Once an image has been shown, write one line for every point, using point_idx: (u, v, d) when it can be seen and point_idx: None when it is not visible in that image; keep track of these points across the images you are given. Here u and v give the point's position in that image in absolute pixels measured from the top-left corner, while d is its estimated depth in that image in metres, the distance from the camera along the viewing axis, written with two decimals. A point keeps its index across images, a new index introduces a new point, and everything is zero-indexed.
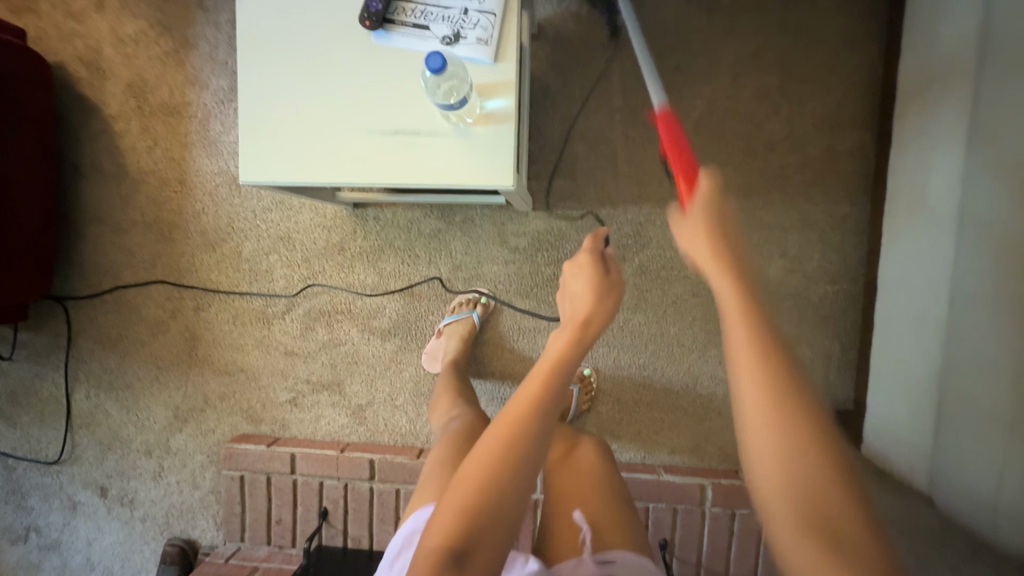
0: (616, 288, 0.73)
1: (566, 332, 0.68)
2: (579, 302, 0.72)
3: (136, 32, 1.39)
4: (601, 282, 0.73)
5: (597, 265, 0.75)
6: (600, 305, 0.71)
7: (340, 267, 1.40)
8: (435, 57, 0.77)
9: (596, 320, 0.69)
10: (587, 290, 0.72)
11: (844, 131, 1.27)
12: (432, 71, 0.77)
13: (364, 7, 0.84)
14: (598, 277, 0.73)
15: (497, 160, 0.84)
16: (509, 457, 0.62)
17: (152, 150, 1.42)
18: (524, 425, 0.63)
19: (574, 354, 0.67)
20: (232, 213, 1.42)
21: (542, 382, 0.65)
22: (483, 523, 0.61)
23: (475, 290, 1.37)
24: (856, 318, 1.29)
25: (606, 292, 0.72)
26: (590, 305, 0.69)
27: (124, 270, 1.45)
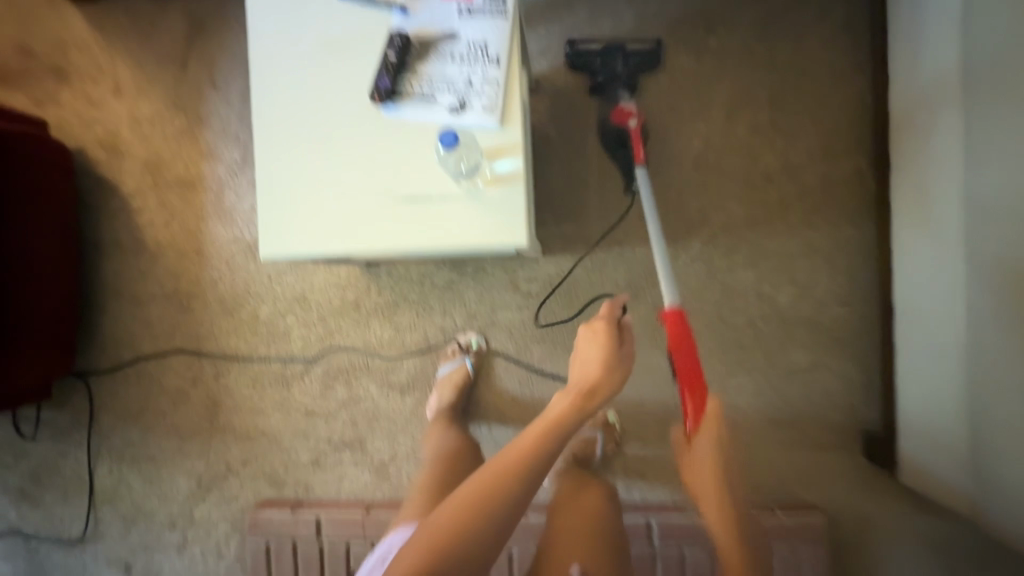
0: (621, 357, 0.97)
1: (573, 393, 0.93)
2: (589, 368, 0.96)
3: (152, 113, 1.46)
4: (611, 354, 0.96)
5: (609, 334, 0.99)
6: (606, 373, 0.95)
7: (357, 324, 1.42)
8: (448, 133, 0.81)
9: (601, 384, 0.94)
10: (598, 360, 0.96)
11: (839, 157, 1.30)
12: (446, 147, 0.82)
13: (374, 85, 0.88)
14: (608, 350, 0.97)
15: (510, 219, 0.88)
16: (514, 474, 0.82)
17: (169, 223, 1.46)
18: (529, 455, 0.84)
19: (574, 411, 0.91)
20: (249, 279, 1.45)
21: (544, 426, 0.88)
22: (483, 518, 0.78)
23: (466, 334, 1.40)
24: (875, 340, 1.28)
25: (613, 365, 0.96)
26: (597, 374, 0.94)
27: (144, 341, 1.47)
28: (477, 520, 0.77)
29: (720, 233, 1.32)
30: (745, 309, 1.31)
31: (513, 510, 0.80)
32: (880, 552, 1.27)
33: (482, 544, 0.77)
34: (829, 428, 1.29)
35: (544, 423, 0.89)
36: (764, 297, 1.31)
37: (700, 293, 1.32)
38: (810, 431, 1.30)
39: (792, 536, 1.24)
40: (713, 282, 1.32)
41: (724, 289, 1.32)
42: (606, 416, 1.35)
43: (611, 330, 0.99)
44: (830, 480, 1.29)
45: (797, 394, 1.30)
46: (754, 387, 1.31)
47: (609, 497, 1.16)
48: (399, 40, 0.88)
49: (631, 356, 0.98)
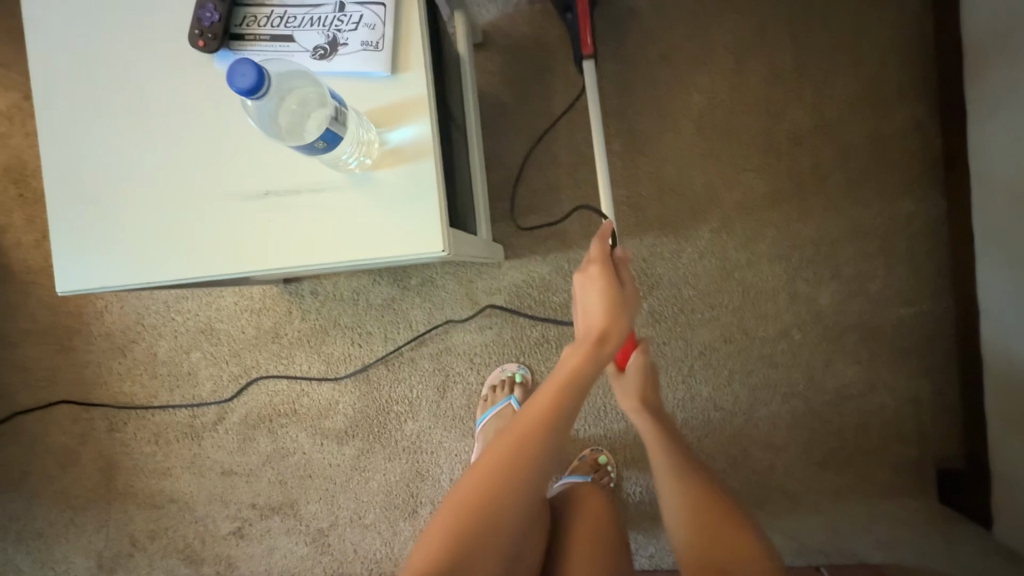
0: (630, 306, 0.65)
1: (575, 351, 0.63)
2: (592, 316, 0.65)
3: (9, 107, 1.16)
4: (615, 298, 0.64)
5: (608, 277, 0.66)
6: (616, 321, 0.64)
7: (278, 358, 1.12)
8: (260, 77, 0.48)
9: (610, 345, 0.63)
10: (602, 304, 0.64)
11: (890, 108, 0.98)
12: (241, 92, 0.48)
13: (196, 21, 0.59)
14: (612, 291, 0.65)
15: (415, 219, 0.57)
16: (507, 487, 0.56)
17: (39, 243, 1.16)
18: (527, 453, 0.57)
19: (582, 376, 0.61)
20: (142, 309, 1.15)
21: (548, 401, 0.60)
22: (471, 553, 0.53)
23: (415, 365, 1.09)
24: (949, 348, 0.96)
25: (622, 307, 0.65)
26: (603, 323, 0.63)
27: (20, 392, 1.18)
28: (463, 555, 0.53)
29: (735, 218, 1.00)
30: (773, 316, 1.00)
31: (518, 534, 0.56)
32: None
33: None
34: (892, 467, 0.98)
35: (546, 396, 0.61)
36: (797, 298, 0.99)
37: (713, 297, 1.01)
38: (867, 472, 0.99)
39: None
40: (728, 282, 1.01)
41: (744, 290, 1.00)
42: (596, 456, 1.03)
43: (610, 275, 0.66)
44: (897, 535, 0.98)
45: (848, 423, 0.99)
46: (790, 417, 1.00)
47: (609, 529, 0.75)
48: None
49: (639, 295, 0.66)
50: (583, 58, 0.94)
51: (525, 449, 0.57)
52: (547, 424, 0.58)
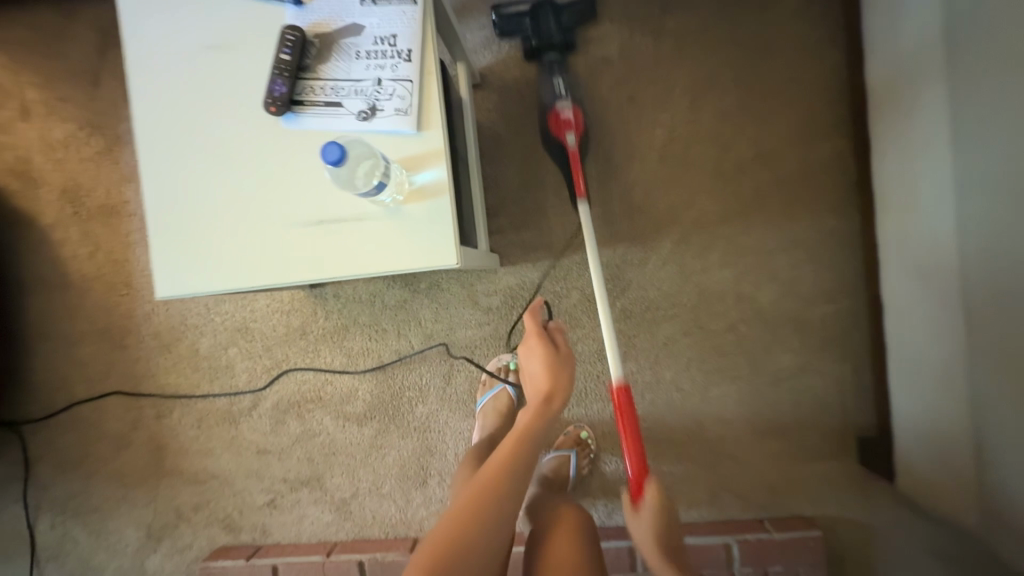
0: (567, 367, 0.91)
1: (528, 408, 0.88)
2: (537, 378, 0.91)
3: (65, 136, 1.33)
4: (552, 360, 0.91)
5: (546, 346, 0.93)
6: (555, 380, 0.90)
7: (305, 352, 1.31)
8: (336, 147, 0.68)
9: (556, 402, 0.89)
10: (543, 368, 0.90)
11: (816, 140, 1.19)
12: (330, 163, 0.68)
13: (268, 92, 0.76)
14: (550, 355, 0.92)
15: (435, 240, 0.76)
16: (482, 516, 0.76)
17: (94, 255, 1.33)
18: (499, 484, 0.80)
19: (534, 424, 0.86)
20: (185, 312, 1.32)
21: (511, 446, 0.84)
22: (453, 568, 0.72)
23: (428, 355, 1.28)
24: (865, 337, 1.17)
25: (560, 368, 0.91)
26: (546, 382, 0.89)
27: (77, 384, 1.35)
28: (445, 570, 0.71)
29: (692, 231, 1.21)
30: (723, 312, 1.20)
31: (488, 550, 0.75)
32: (884, 566, 1.17)
33: None
34: (820, 434, 1.19)
35: (509, 442, 0.85)
36: (743, 297, 1.20)
37: (674, 297, 1.21)
38: (800, 440, 1.20)
39: (784, 554, 1.14)
40: (686, 284, 1.21)
41: (699, 291, 1.21)
42: (577, 432, 1.25)
43: (547, 343, 0.93)
44: (824, 490, 1.19)
45: (785, 400, 1.20)
46: (737, 395, 1.21)
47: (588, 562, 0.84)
48: (291, 38, 0.75)
49: (572, 356, 0.93)
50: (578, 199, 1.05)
51: (492, 486, 0.79)
52: (507, 465, 0.82)
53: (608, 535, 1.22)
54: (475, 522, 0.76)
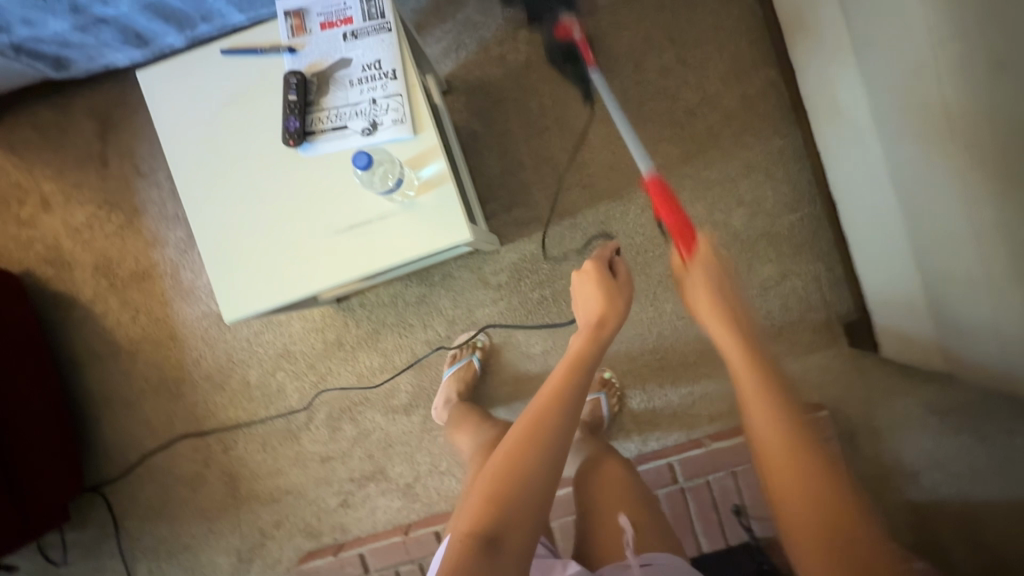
0: (622, 293, 0.98)
1: (582, 333, 0.92)
2: (593, 306, 0.97)
3: (87, 217, 1.45)
4: (608, 287, 0.98)
5: (601, 274, 1.00)
6: (611, 307, 0.96)
7: (345, 361, 1.44)
8: (360, 155, 0.83)
9: (609, 325, 0.94)
10: (600, 297, 0.97)
11: (749, 75, 1.35)
12: (360, 168, 0.83)
13: (284, 129, 0.90)
14: (606, 284, 0.98)
15: (448, 220, 0.89)
16: (538, 439, 0.74)
17: (136, 318, 1.46)
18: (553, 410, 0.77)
19: (590, 346, 0.90)
20: (230, 350, 1.45)
21: (563, 376, 0.83)
22: (518, 490, 0.70)
23: (462, 333, 1.41)
24: (829, 236, 1.33)
25: (615, 297, 0.97)
26: (603, 307, 0.95)
27: (146, 438, 1.47)
28: (512, 494, 0.70)
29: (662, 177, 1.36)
30: None
31: (544, 477, 0.72)
32: (892, 428, 1.32)
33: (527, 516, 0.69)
34: (812, 328, 1.35)
35: (564, 366, 0.86)
36: (718, 225, 1.35)
37: (658, 238, 1.36)
38: (795, 337, 1.35)
39: None
40: None
41: None
42: (602, 374, 1.38)
43: (602, 269, 1.01)
44: (826, 375, 1.34)
45: (775, 306, 1.35)
46: None
47: (629, 491, 0.98)
48: (295, 80, 0.90)
49: (631, 284, 1.00)
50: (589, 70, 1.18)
51: (546, 411, 0.77)
52: (555, 402, 0.78)
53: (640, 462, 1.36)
54: (530, 458, 0.73)
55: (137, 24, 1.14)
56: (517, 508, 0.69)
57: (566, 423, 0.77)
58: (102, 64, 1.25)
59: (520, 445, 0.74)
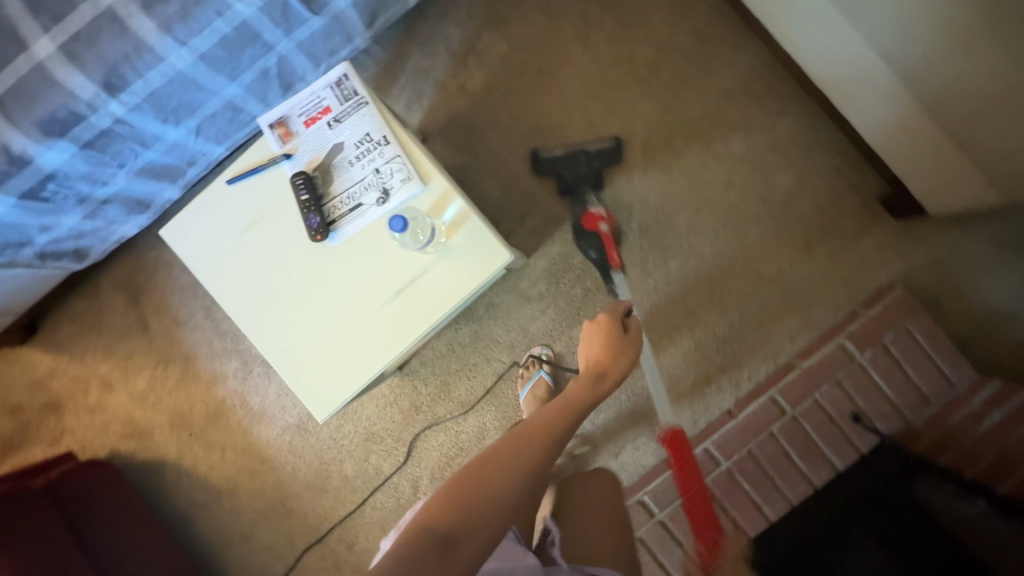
0: (625, 351, 1.01)
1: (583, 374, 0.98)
2: (596, 352, 1.01)
3: (147, 381, 1.51)
4: (615, 341, 1.02)
5: (613, 326, 1.04)
6: (616, 359, 1.00)
7: (428, 421, 1.45)
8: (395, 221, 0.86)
9: (610, 374, 0.97)
10: (606, 346, 1.01)
11: (692, 11, 1.38)
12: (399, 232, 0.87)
13: (309, 227, 0.94)
14: (616, 337, 1.02)
15: (486, 249, 0.93)
16: (515, 452, 0.79)
17: (225, 455, 1.50)
18: (538, 433, 0.83)
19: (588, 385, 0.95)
20: (320, 452, 1.48)
21: (559, 406, 0.89)
22: (485, 487, 0.73)
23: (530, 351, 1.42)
24: (829, 124, 1.34)
25: (622, 349, 1.01)
26: (609, 357, 0.99)
27: (273, 564, 1.48)
28: (476, 493, 0.72)
29: (651, 136, 1.39)
30: (714, 177, 1.38)
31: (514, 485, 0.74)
32: (966, 280, 1.31)
33: (485, 517, 0.70)
34: (849, 216, 1.35)
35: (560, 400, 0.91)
36: (720, 157, 1.37)
37: (670, 192, 1.39)
38: (836, 230, 1.35)
39: (891, 322, 1.29)
40: (673, 176, 1.39)
41: (686, 174, 1.38)
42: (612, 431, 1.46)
43: (614, 324, 1.04)
44: (881, 255, 1.34)
45: (806, 209, 1.36)
46: (768, 229, 1.37)
47: (612, 518, 0.99)
48: (301, 180, 0.94)
49: (638, 340, 1.04)
50: (614, 270, 1.31)
51: (535, 432, 0.83)
52: (545, 427, 0.85)
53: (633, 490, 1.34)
54: (505, 464, 0.76)
55: (136, 192, 1.21)
56: (482, 504, 0.71)
57: (550, 447, 0.82)
58: (116, 241, 1.31)
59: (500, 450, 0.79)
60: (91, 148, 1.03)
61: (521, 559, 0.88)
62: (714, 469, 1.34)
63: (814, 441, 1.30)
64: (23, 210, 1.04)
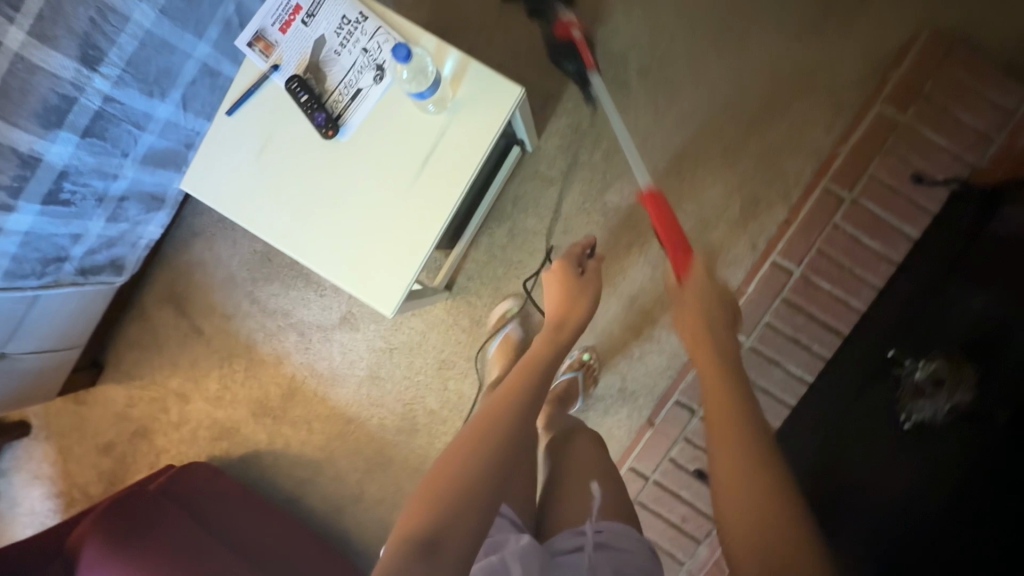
0: (584, 292, 1.06)
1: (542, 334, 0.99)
2: (557, 300, 1.06)
3: (218, 380, 1.53)
4: (573, 285, 1.07)
5: (567, 270, 1.10)
6: (573, 308, 1.04)
7: (492, 330, 1.44)
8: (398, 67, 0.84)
9: (571, 319, 1.02)
10: (566, 293, 1.06)
11: None
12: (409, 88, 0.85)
13: (318, 125, 0.93)
14: (570, 281, 1.08)
15: (495, 90, 0.91)
16: (492, 419, 0.74)
17: (312, 427, 1.51)
18: (514, 393, 0.80)
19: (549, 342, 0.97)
20: (400, 396, 1.48)
21: (522, 367, 0.88)
22: (471, 463, 0.67)
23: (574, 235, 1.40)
24: None
25: (578, 298, 1.05)
26: (568, 305, 1.04)
27: (390, 516, 1.48)
28: (462, 472, 0.66)
29: None
30: None
31: (501, 452, 0.69)
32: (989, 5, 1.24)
33: (473, 499, 0.64)
34: None
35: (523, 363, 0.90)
36: None
37: (658, 25, 1.35)
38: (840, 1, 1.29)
39: (925, 71, 1.24)
40: (657, 9, 1.35)
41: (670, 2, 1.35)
42: (583, 355, 1.40)
43: (568, 269, 1.10)
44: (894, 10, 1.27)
45: None
46: (770, 26, 1.32)
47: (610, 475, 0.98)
48: (296, 84, 0.93)
49: (596, 280, 1.09)
50: (590, 73, 1.21)
51: (508, 394, 0.80)
52: (516, 387, 0.82)
53: (659, 408, 1.39)
54: (486, 434, 0.71)
55: (147, 185, 1.20)
56: (469, 478, 0.66)
57: (526, 403, 0.79)
58: (145, 245, 1.32)
59: (481, 425, 0.73)
60: (92, 135, 1.04)
61: (508, 547, 0.82)
62: (788, 278, 1.29)
63: (882, 218, 1.26)
64: (50, 217, 1.06)
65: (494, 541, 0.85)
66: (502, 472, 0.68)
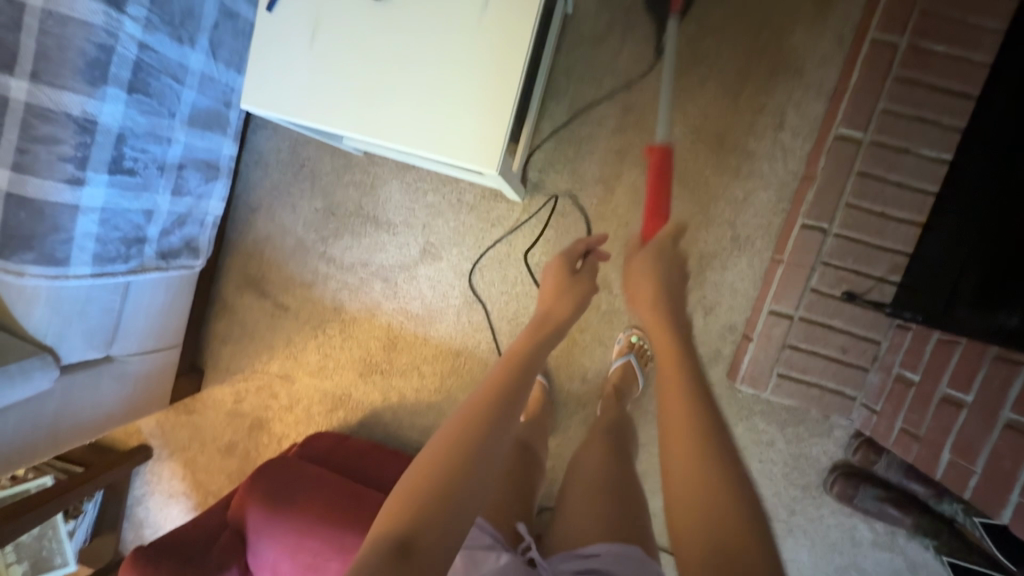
0: (579, 288, 0.95)
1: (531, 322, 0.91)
2: (548, 305, 0.93)
3: (316, 352, 1.48)
4: (568, 284, 0.95)
5: (564, 264, 0.98)
6: (567, 302, 0.93)
7: (579, 216, 1.34)
8: None
9: (563, 311, 0.93)
10: (560, 296, 0.94)
11: None
12: None
13: None
14: (566, 281, 0.95)
15: None
16: (486, 405, 0.70)
17: (422, 371, 1.44)
18: (509, 380, 0.75)
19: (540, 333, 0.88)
20: (501, 314, 1.40)
21: (520, 348, 0.84)
22: (458, 459, 0.62)
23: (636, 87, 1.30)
24: None
25: (570, 295, 0.94)
26: (556, 305, 0.93)
27: None
28: (448, 469, 0.61)
29: None
30: None
31: (487, 443, 0.65)
32: None
33: (451, 502, 0.59)
34: None
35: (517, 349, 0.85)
36: None
37: None
38: None
39: None
40: None
41: None
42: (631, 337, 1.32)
43: (565, 268, 0.98)
44: None
45: None
46: None
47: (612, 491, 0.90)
48: None
49: (593, 287, 0.97)
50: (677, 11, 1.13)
51: (503, 376, 0.76)
52: (511, 371, 0.77)
53: (784, 242, 1.25)
54: (476, 425, 0.67)
55: (201, 151, 1.16)
56: (455, 476, 0.61)
57: (522, 388, 0.75)
58: (213, 222, 1.27)
59: (473, 410, 0.69)
60: (137, 91, 0.98)
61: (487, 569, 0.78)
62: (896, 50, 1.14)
63: None
64: (118, 190, 1.01)
65: (475, 556, 0.80)
66: (488, 474, 0.63)
